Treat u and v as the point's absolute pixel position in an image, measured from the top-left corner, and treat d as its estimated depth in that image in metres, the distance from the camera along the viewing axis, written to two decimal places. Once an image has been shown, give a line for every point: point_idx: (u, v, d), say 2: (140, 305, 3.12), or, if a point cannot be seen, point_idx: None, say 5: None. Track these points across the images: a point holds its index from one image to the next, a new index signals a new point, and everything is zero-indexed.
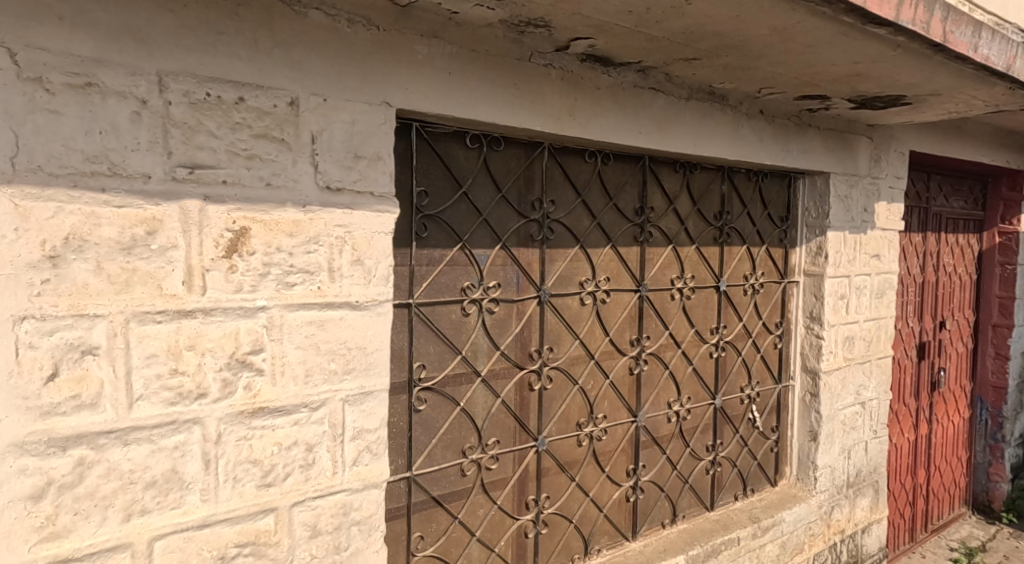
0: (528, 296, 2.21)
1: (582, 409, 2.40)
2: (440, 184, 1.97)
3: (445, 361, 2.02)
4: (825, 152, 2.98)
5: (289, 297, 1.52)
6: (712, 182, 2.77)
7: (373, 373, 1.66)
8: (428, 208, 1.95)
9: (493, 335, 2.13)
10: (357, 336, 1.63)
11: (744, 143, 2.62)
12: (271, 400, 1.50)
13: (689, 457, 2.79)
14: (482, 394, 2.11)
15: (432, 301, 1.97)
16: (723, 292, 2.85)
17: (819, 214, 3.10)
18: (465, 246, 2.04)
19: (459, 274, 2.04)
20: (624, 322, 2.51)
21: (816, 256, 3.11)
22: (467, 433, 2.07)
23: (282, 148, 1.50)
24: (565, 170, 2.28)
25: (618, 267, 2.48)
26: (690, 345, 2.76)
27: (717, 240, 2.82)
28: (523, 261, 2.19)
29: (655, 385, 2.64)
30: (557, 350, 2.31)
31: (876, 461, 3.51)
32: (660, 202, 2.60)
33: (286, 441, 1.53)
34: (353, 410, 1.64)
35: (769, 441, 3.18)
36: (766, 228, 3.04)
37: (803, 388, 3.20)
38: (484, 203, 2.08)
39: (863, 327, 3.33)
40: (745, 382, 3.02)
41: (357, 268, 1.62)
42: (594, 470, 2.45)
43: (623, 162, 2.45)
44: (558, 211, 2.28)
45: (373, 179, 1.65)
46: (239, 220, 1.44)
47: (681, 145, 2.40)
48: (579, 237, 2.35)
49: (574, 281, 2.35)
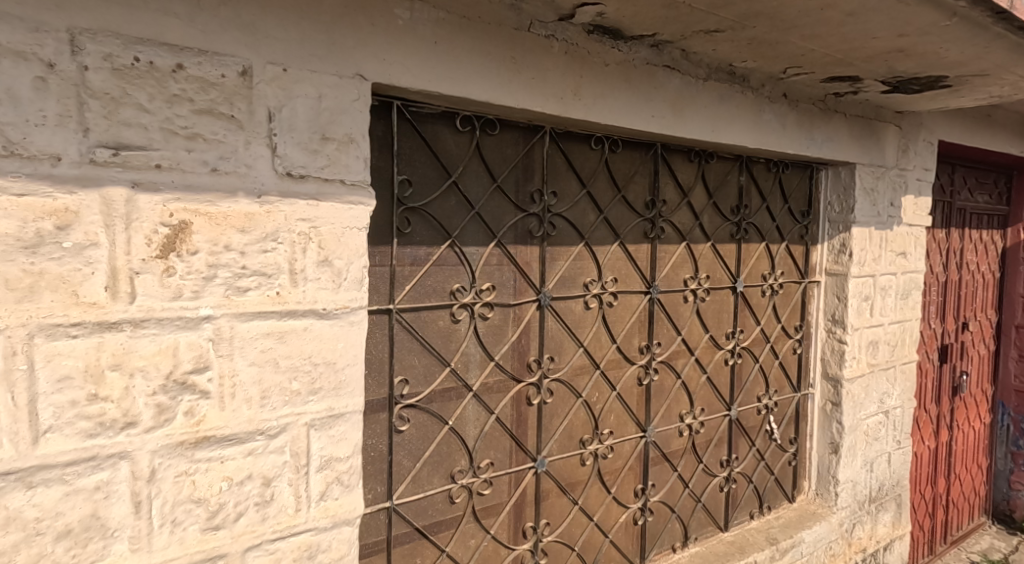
0: (526, 299, 1.97)
1: (586, 424, 2.16)
2: (426, 174, 1.72)
3: (432, 375, 1.78)
4: (851, 140, 2.73)
5: (240, 304, 1.28)
6: (729, 172, 2.53)
7: (344, 393, 1.44)
8: (411, 200, 1.70)
9: (487, 344, 1.89)
10: (324, 350, 1.40)
11: (765, 129, 2.38)
12: (218, 427, 1.26)
13: (702, 474, 2.56)
14: (474, 410, 1.87)
15: (416, 307, 1.73)
16: (740, 294, 2.61)
17: (843, 209, 2.85)
18: (454, 243, 1.79)
19: (447, 275, 1.79)
20: (633, 327, 2.27)
21: (839, 254, 2.87)
22: (456, 455, 1.84)
23: (232, 127, 1.25)
24: (569, 159, 2.03)
25: (627, 266, 2.24)
26: (704, 351, 2.52)
27: (734, 237, 2.58)
28: (521, 260, 1.95)
29: (666, 396, 2.40)
30: (558, 359, 2.07)
31: (899, 474, 3.27)
32: (673, 195, 2.35)
33: (238, 475, 1.30)
34: (320, 436, 1.41)
35: (788, 454, 2.94)
36: (787, 224, 2.79)
37: (823, 396, 2.97)
38: (478, 194, 1.84)
39: (888, 330, 3.09)
40: (763, 391, 2.78)
41: (324, 270, 1.38)
42: (599, 491, 2.22)
43: (632, 150, 2.21)
44: (560, 205, 2.03)
45: (345, 165, 1.40)
46: (177, 213, 1.19)
47: (698, 131, 2.16)
48: (584, 233, 2.10)
49: (578, 282, 2.11)
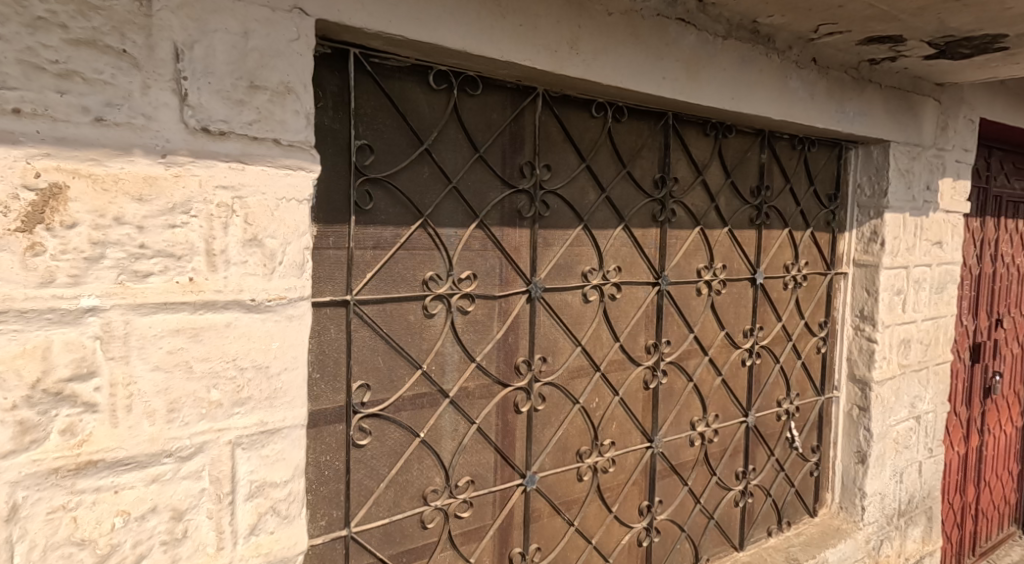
0: (514, 291, 1.69)
1: (584, 434, 1.89)
2: (391, 140, 1.45)
3: (400, 379, 1.51)
4: (886, 114, 2.44)
5: (138, 293, 1.01)
6: (749, 149, 2.24)
7: (281, 404, 1.17)
8: (373, 170, 1.42)
9: (466, 342, 1.61)
10: (253, 350, 1.13)
11: (792, 98, 2.09)
12: (107, 449, 0.99)
13: (715, 487, 2.29)
14: (450, 419, 1.60)
15: (380, 299, 1.46)
16: (759, 286, 2.33)
17: (874, 192, 2.56)
18: (427, 224, 1.52)
19: (419, 262, 1.52)
20: (639, 323, 1.99)
21: (869, 243, 2.58)
22: (428, 473, 1.57)
23: (123, 64, 0.97)
24: (565, 128, 1.75)
25: (632, 254, 1.96)
26: (718, 351, 2.24)
27: (754, 222, 2.29)
28: (509, 246, 1.68)
29: (676, 401, 2.12)
30: (552, 360, 1.80)
31: (931, 484, 2.97)
32: (686, 174, 2.07)
33: (137, 508, 1.03)
34: (250, 456, 1.14)
35: (809, 464, 2.65)
36: (812, 209, 2.50)
37: (849, 400, 2.69)
38: (456, 166, 1.56)
39: (922, 328, 2.79)
40: (783, 394, 2.50)
41: (253, 251, 1.11)
42: (598, 509, 1.95)
43: (639, 120, 1.92)
44: (555, 181, 1.75)
45: (279, 121, 1.13)
46: (47, 172, 0.93)
47: (716, 98, 1.87)
48: (583, 215, 1.82)
49: (575, 271, 1.83)
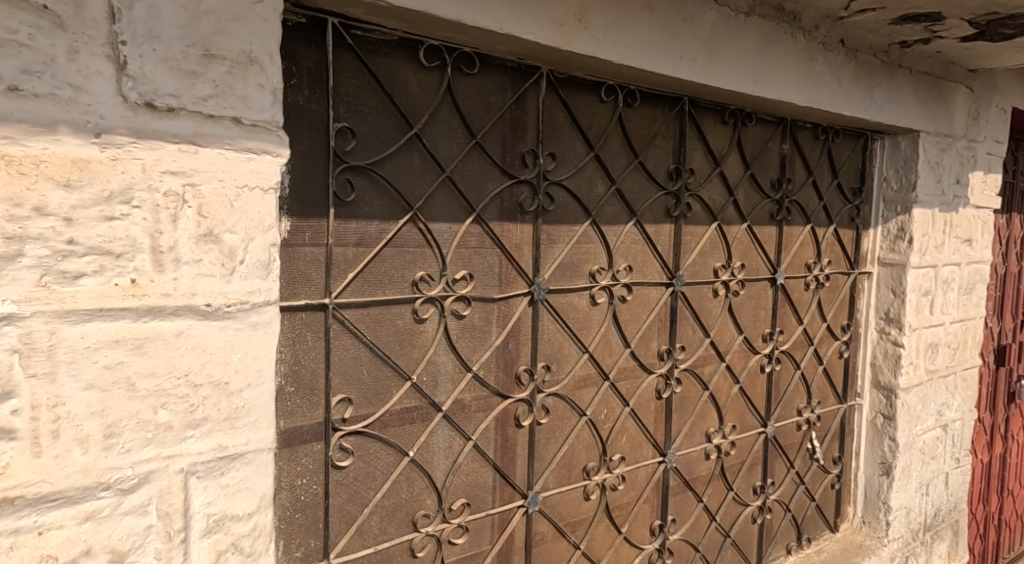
0: (515, 293, 1.53)
1: (591, 449, 1.73)
2: (376, 123, 1.29)
3: (387, 393, 1.35)
4: (916, 103, 2.26)
5: (65, 298, 0.85)
6: (770, 138, 2.07)
7: (243, 425, 1.01)
8: (355, 158, 1.26)
9: (462, 350, 1.46)
10: (210, 364, 0.97)
11: (818, 83, 1.92)
12: (29, 483, 0.84)
13: (731, 503, 2.12)
14: (443, 436, 1.44)
15: (364, 303, 1.30)
16: (780, 287, 2.16)
17: (901, 186, 2.39)
18: (417, 219, 1.36)
19: (408, 260, 1.36)
20: (651, 327, 1.83)
21: (895, 240, 2.41)
22: (419, 496, 1.41)
23: (44, 23, 0.81)
24: (572, 113, 1.59)
25: (644, 252, 1.80)
26: (736, 357, 2.08)
27: (774, 218, 2.13)
28: (509, 243, 1.52)
29: (690, 412, 1.96)
30: (556, 369, 1.64)
31: (958, 496, 2.80)
32: (702, 165, 1.90)
33: (68, 552, 0.87)
34: (206, 487, 0.98)
35: (831, 476, 2.49)
36: (835, 204, 2.33)
37: (873, 407, 2.52)
38: (450, 154, 1.40)
39: (950, 331, 2.62)
40: (803, 402, 2.34)
41: (209, 248, 0.95)
42: (606, 530, 1.79)
43: (652, 105, 1.76)
44: (561, 172, 1.59)
45: (239, 97, 0.97)
46: None
47: (737, 81, 1.70)
48: (591, 209, 1.66)
49: (582, 271, 1.67)
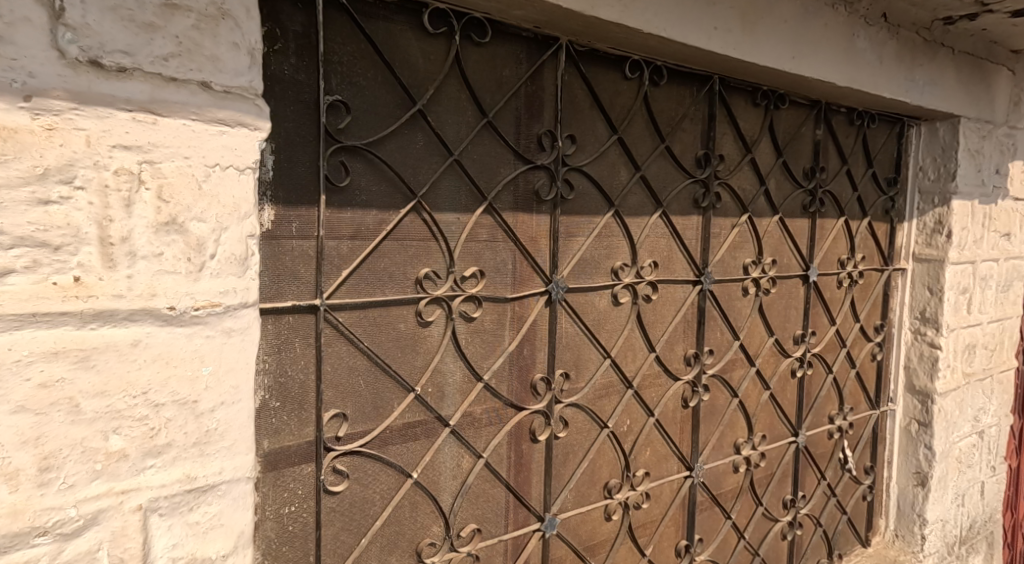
0: (530, 293, 1.37)
1: (613, 464, 1.57)
2: (374, 98, 1.12)
3: (387, 407, 1.19)
4: (958, 85, 2.09)
5: None
6: (803, 123, 1.91)
7: (214, 452, 0.84)
8: (351, 138, 1.10)
9: (471, 357, 1.29)
10: (174, 379, 0.80)
11: (859, 61, 1.75)
12: None
13: (761, 519, 1.96)
14: (451, 453, 1.28)
15: (360, 305, 1.14)
16: (813, 284, 2.00)
17: (939, 176, 2.21)
18: (422, 209, 1.20)
19: (410, 256, 1.19)
20: (677, 329, 1.66)
21: (932, 235, 2.24)
22: (423, 521, 1.25)
23: None
24: (593, 91, 1.43)
25: (671, 247, 1.63)
26: (766, 360, 1.92)
27: (807, 210, 1.97)
28: (524, 236, 1.35)
29: (718, 421, 1.80)
30: (576, 376, 1.47)
31: (993, 507, 2.63)
32: (732, 151, 1.74)
33: None
34: (171, 527, 0.81)
35: (863, 487, 2.32)
36: (869, 195, 2.17)
37: (907, 413, 2.36)
38: (458, 135, 1.23)
39: (987, 331, 2.44)
40: (835, 409, 2.18)
41: (172, 240, 0.79)
42: (629, 553, 1.62)
43: (679, 85, 1.60)
44: (581, 157, 1.43)
45: (209, 57, 0.80)
46: None
47: (774, 56, 1.54)
48: (614, 199, 1.49)
49: (604, 268, 1.50)
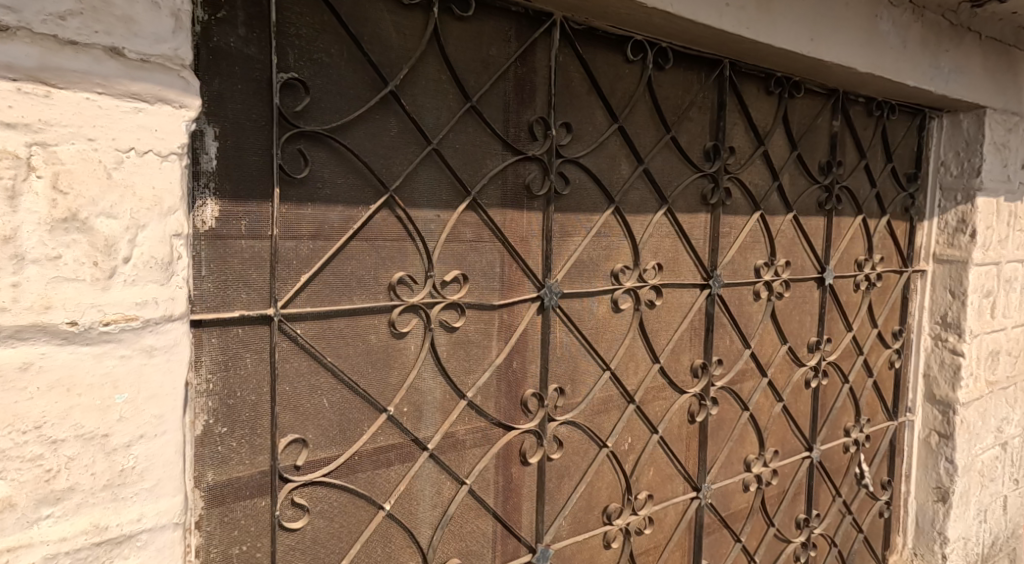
0: (520, 299, 1.22)
1: (612, 487, 1.42)
2: (339, 77, 0.98)
3: (356, 429, 1.05)
4: (985, 73, 1.94)
5: None
6: (820, 113, 1.76)
7: (130, 497, 0.70)
8: (312, 123, 0.96)
9: (453, 371, 1.15)
10: (78, 409, 0.66)
11: (881, 44, 1.60)
12: None
13: (772, 541, 1.82)
14: (430, 479, 1.14)
15: (323, 314, 1.00)
16: (828, 288, 1.85)
17: (962, 171, 2.06)
18: (395, 206, 1.05)
19: (382, 258, 1.05)
20: (683, 337, 1.52)
21: (954, 234, 2.09)
22: (398, 557, 1.11)
23: None
24: (592, 74, 1.28)
25: (677, 247, 1.48)
26: (778, 370, 1.77)
27: (823, 207, 1.82)
28: (513, 236, 1.21)
29: (727, 437, 1.65)
30: (571, 391, 1.33)
31: (1017, 522, 2.47)
32: (743, 143, 1.59)
33: None
34: None
35: (880, 502, 2.18)
36: (888, 191, 2.03)
37: (926, 424, 2.21)
38: (438, 121, 1.09)
39: (1011, 336, 2.27)
40: (851, 421, 2.04)
41: (73, 240, 0.64)
42: None
43: (687, 69, 1.45)
44: (578, 147, 1.28)
45: (121, 16, 0.66)
46: None
47: (790, 37, 1.39)
48: (614, 195, 1.35)
49: (602, 271, 1.36)
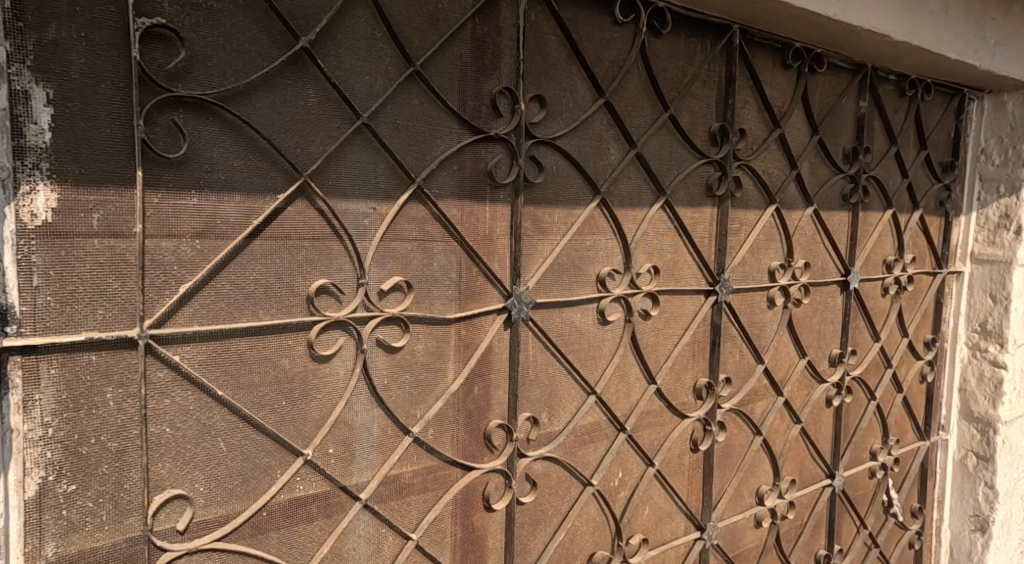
0: (482, 310, 1.00)
1: (599, 531, 1.20)
2: (233, 29, 0.76)
3: (264, 479, 0.83)
4: None
5: None
6: (846, 91, 1.52)
7: None
8: (192, 86, 0.74)
9: (396, 402, 0.93)
10: None
11: (919, 8, 1.36)
12: None
13: None
14: (366, 535, 0.92)
15: (215, 336, 0.78)
16: (854, 292, 1.62)
17: (1007, 158, 1.81)
18: (313, 195, 0.83)
19: (297, 262, 0.83)
20: (685, 351, 1.29)
21: (997, 230, 1.84)
22: None
23: None
24: (571, 38, 1.06)
25: (677, 246, 1.26)
26: (796, 387, 1.54)
27: (847, 201, 1.58)
28: (472, 233, 0.99)
29: (737, 467, 1.42)
30: (548, 420, 1.10)
31: None
32: (756, 125, 1.36)
33: None
34: None
35: (911, 532, 1.94)
36: (921, 182, 1.78)
37: (964, 444, 1.96)
38: (370, 88, 0.87)
39: None
40: (878, 442, 1.80)
41: None
42: None
43: (688, 36, 1.22)
44: (553, 126, 1.06)
45: None
46: None
47: None
48: (600, 185, 1.12)
49: (586, 275, 1.13)
